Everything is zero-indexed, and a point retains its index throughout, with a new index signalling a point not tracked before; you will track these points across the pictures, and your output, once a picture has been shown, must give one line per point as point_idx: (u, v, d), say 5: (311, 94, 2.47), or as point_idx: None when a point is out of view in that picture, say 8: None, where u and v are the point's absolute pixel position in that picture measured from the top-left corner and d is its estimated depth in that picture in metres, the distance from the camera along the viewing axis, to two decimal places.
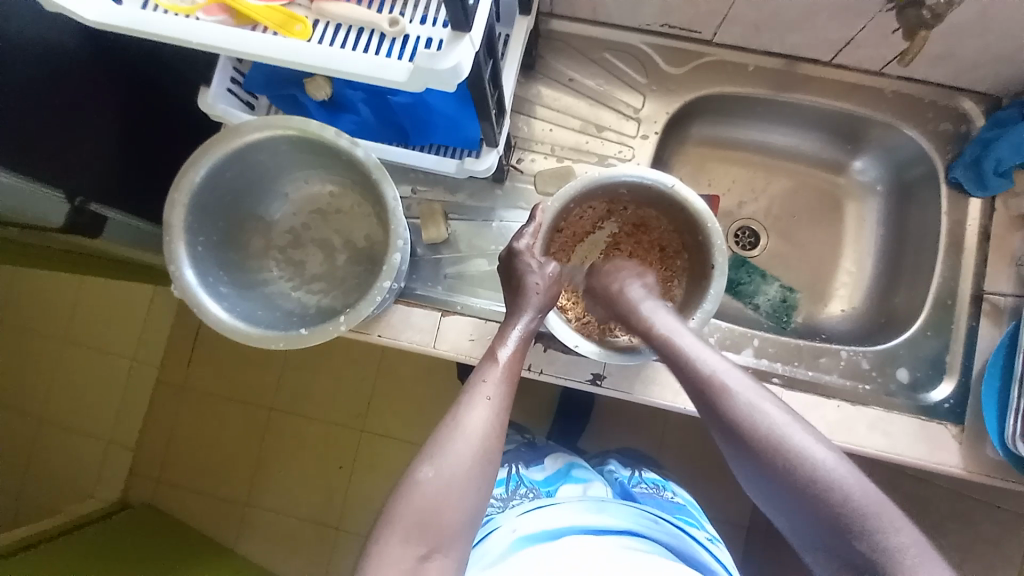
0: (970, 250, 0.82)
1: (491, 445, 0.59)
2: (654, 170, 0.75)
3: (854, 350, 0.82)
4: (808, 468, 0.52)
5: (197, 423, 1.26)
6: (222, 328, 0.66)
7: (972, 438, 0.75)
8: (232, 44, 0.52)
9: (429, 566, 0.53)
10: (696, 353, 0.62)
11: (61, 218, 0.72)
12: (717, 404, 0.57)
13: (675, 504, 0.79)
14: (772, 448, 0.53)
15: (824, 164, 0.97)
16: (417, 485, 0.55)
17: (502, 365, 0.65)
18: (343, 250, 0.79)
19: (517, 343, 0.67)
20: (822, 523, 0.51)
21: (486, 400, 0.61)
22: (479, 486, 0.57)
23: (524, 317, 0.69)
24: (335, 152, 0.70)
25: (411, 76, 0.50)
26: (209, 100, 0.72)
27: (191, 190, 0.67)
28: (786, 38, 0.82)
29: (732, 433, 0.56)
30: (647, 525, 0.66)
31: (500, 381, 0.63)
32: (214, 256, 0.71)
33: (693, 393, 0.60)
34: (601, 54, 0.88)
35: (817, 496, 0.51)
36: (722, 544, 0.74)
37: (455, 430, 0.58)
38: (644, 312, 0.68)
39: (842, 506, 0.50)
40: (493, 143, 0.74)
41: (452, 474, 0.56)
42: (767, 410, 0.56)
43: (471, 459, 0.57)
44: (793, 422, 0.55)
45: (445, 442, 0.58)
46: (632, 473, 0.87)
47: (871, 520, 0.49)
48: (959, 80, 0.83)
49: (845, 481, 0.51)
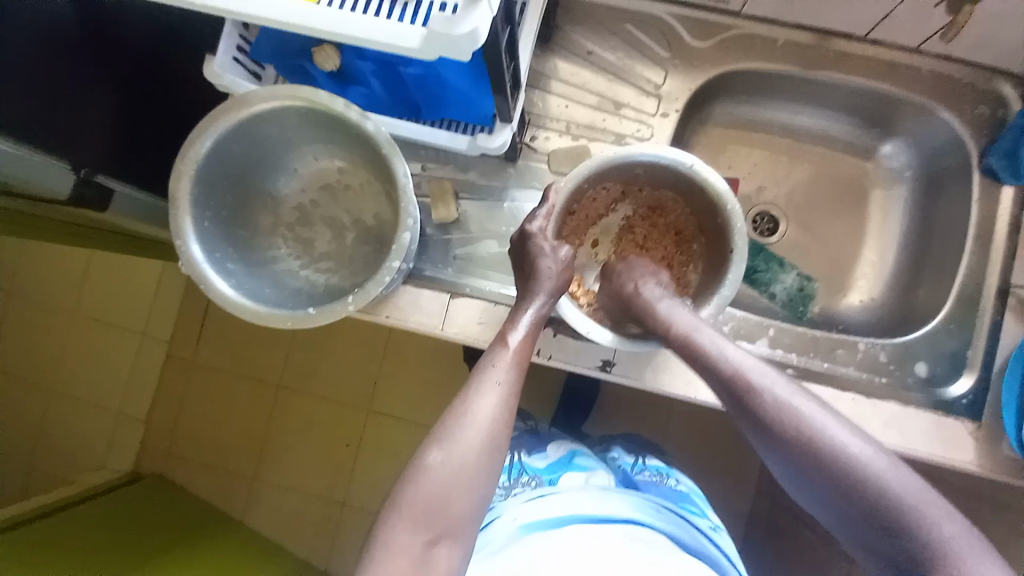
0: (1000, 242, 0.78)
1: (501, 432, 0.58)
2: (673, 149, 0.71)
3: (872, 342, 0.80)
4: (846, 459, 0.49)
5: (207, 398, 1.27)
6: (228, 305, 0.65)
7: (988, 435, 0.73)
8: (236, 6, 0.50)
9: (437, 553, 0.52)
10: (716, 351, 0.61)
11: (65, 190, 0.70)
12: (740, 401, 0.56)
13: (678, 493, 0.78)
14: (801, 443, 0.52)
15: (850, 149, 0.93)
16: (425, 471, 0.54)
17: (513, 350, 0.63)
18: (351, 229, 0.77)
19: (529, 328, 0.66)
20: (865, 520, 0.48)
21: (497, 386, 0.60)
22: (487, 473, 0.56)
23: (536, 301, 0.67)
24: (344, 125, 0.67)
25: (425, 43, 0.47)
26: (214, 69, 0.69)
27: (195, 161, 0.64)
28: (819, 11, 0.77)
29: (757, 430, 0.55)
30: (651, 515, 0.64)
31: (511, 366, 0.62)
32: (220, 231, 0.69)
33: (719, 387, 0.59)
34: (622, 26, 0.84)
35: (854, 491, 0.49)
36: (724, 532, 0.73)
37: (464, 416, 0.57)
38: (662, 310, 0.67)
39: (887, 502, 0.47)
40: (506, 119, 0.71)
41: (461, 461, 0.55)
42: (799, 402, 0.54)
43: (481, 446, 0.56)
44: (827, 412, 0.53)
45: (454, 429, 0.56)
46: (635, 460, 0.87)
47: (922, 514, 0.46)
48: (1000, 61, 0.78)
49: (888, 472, 0.48)
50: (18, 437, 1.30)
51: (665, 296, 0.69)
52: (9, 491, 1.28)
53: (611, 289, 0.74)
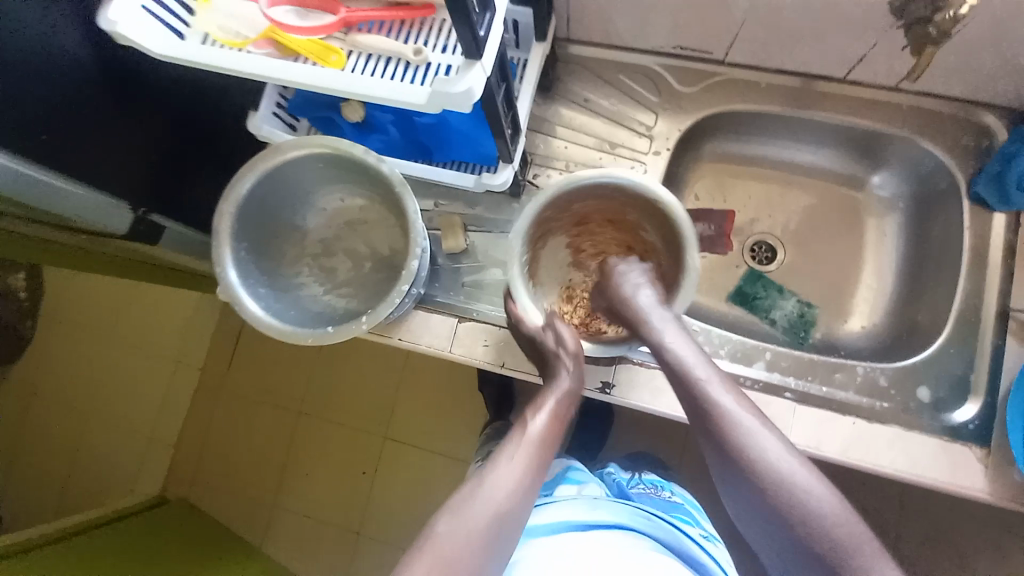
0: (995, 266, 0.79)
1: (514, 508, 0.57)
2: (574, 172, 0.76)
3: (870, 366, 0.79)
4: (802, 503, 0.54)
5: (234, 422, 1.35)
6: (258, 324, 0.72)
7: (998, 462, 0.72)
8: (275, 73, 0.60)
9: None
10: (705, 380, 0.63)
11: (123, 226, 0.81)
12: (721, 434, 0.59)
13: (671, 503, 0.79)
14: (767, 481, 0.55)
15: (843, 180, 0.96)
16: (431, 540, 0.55)
17: (532, 437, 0.63)
18: (369, 258, 0.84)
19: (555, 404, 0.66)
20: (814, 558, 0.53)
21: (512, 459, 0.60)
22: (496, 552, 0.55)
23: (564, 377, 0.69)
24: (363, 168, 0.75)
25: (429, 100, 0.55)
26: (257, 121, 0.82)
27: (236, 201, 0.73)
28: (795, 56, 0.84)
29: (728, 458, 0.58)
30: (643, 522, 0.66)
31: (531, 450, 0.61)
32: (253, 261, 0.76)
33: (695, 414, 0.62)
34: (615, 76, 0.93)
35: (801, 524, 0.53)
36: (718, 543, 0.74)
37: (477, 488, 0.58)
38: (654, 327, 0.68)
39: (830, 541, 0.52)
40: (507, 158, 0.79)
41: (466, 534, 0.55)
42: (767, 443, 0.57)
43: (490, 521, 0.56)
44: (790, 457, 0.57)
45: (463, 502, 0.57)
46: (631, 476, 0.89)
47: (865, 558, 0.51)
48: (979, 94, 0.82)
49: (836, 518, 0.53)
50: (57, 459, 1.38)
51: (655, 307, 0.70)
52: (48, 508, 1.37)
53: (606, 287, 0.75)
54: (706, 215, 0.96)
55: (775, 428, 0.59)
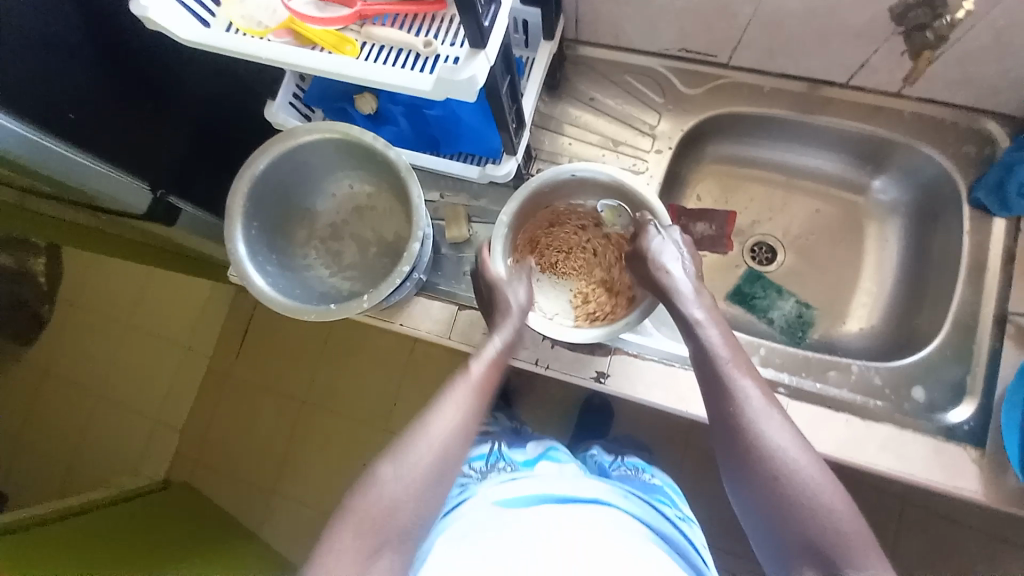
0: (993, 271, 0.79)
1: (452, 449, 0.63)
2: (537, 173, 0.82)
3: (865, 365, 0.80)
4: (805, 491, 0.54)
5: (240, 407, 1.38)
6: (264, 299, 0.74)
7: (992, 465, 0.71)
8: (292, 59, 0.64)
9: (378, 562, 0.56)
10: (726, 359, 0.64)
11: (144, 203, 0.86)
12: (736, 412, 0.59)
13: (651, 484, 0.80)
14: (774, 465, 0.56)
15: (845, 185, 0.97)
16: (373, 484, 0.60)
17: (473, 377, 0.69)
18: (375, 244, 0.86)
19: (494, 355, 0.72)
20: (810, 550, 0.52)
21: (453, 402, 0.66)
22: (436, 489, 0.61)
23: (504, 330, 0.74)
24: (374, 155, 0.78)
25: (435, 87, 0.58)
26: (273, 110, 0.85)
27: (251, 180, 0.76)
28: (797, 61, 0.86)
29: (738, 437, 0.58)
30: (617, 497, 0.67)
31: (470, 391, 0.68)
32: (264, 240, 0.79)
33: (710, 391, 0.63)
34: (622, 77, 0.95)
35: (803, 513, 0.53)
36: (694, 524, 0.76)
37: (418, 432, 0.64)
38: (683, 304, 0.70)
39: (828, 533, 0.52)
40: (511, 151, 0.81)
41: (406, 475, 0.60)
42: (778, 429, 0.58)
43: (429, 462, 0.62)
44: (799, 446, 0.57)
45: (408, 445, 0.63)
46: (614, 459, 0.90)
47: (861, 555, 0.51)
48: (982, 101, 0.82)
49: (837, 511, 0.53)
50: (51, 445, 1.36)
51: (692, 285, 0.72)
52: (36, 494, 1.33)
53: (637, 254, 0.76)
54: (708, 216, 0.98)
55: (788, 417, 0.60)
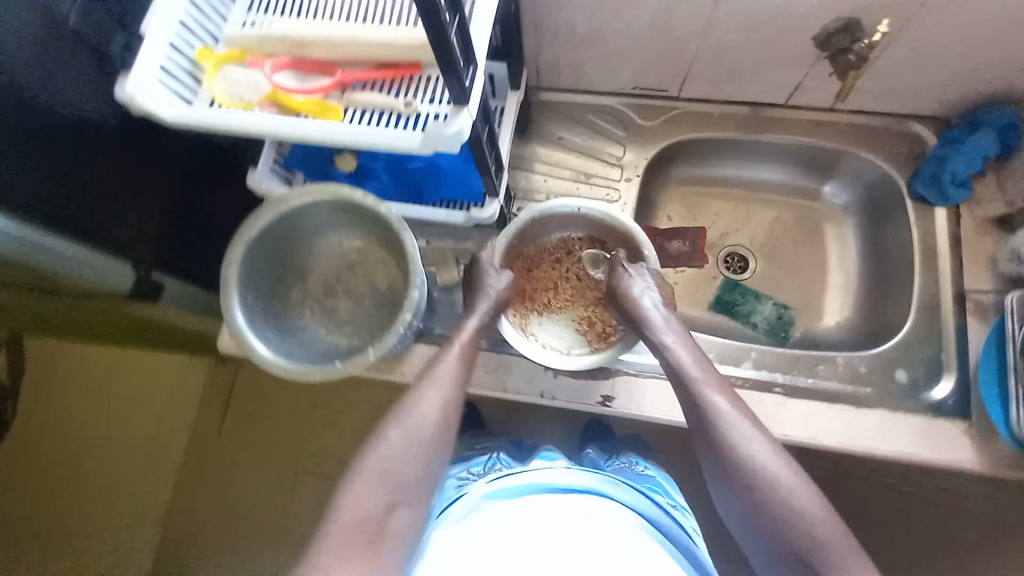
0: (944, 255, 0.87)
1: (447, 417, 0.71)
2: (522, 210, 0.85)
3: (849, 356, 0.84)
4: (781, 498, 0.59)
5: (230, 483, 1.31)
6: (267, 365, 0.74)
7: (980, 432, 0.76)
8: (280, 128, 0.67)
9: (394, 516, 0.63)
10: (698, 377, 0.70)
11: (125, 283, 0.83)
12: (710, 428, 0.65)
13: (644, 475, 0.85)
14: (749, 475, 0.61)
15: (799, 192, 1.05)
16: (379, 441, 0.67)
17: (458, 344, 0.77)
18: (369, 296, 0.87)
19: (472, 334, 0.78)
20: (791, 557, 0.57)
21: (443, 373, 0.73)
22: (436, 448, 0.69)
23: (474, 317, 0.79)
24: (364, 211, 0.80)
25: (423, 143, 0.62)
26: (256, 177, 0.88)
27: (244, 248, 0.77)
28: (741, 87, 0.96)
29: (715, 450, 0.64)
30: (615, 487, 0.70)
31: (456, 358, 0.76)
32: (260, 306, 0.79)
33: (689, 409, 0.69)
34: (585, 116, 1.03)
35: (782, 521, 0.58)
36: (685, 511, 0.79)
37: (412, 401, 0.70)
38: (656, 329, 0.75)
39: (805, 539, 0.57)
40: (494, 193, 0.86)
41: (409, 435, 0.67)
42: (751, 439, 0.63)
43: (428, 423, 0.69)
44: (773, 454, 0.62)
45: (404, 409, 0.69)
46: (609, 457, 0.97)
47: (840, 559, 0.55)
48: (904, 108, 0.93)
49: (814, 518, 0.57)
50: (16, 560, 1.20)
51: (660, 310, 0.77)
52: None
53: (614, 286, 0.82)
54: (681, 233, 1.03)
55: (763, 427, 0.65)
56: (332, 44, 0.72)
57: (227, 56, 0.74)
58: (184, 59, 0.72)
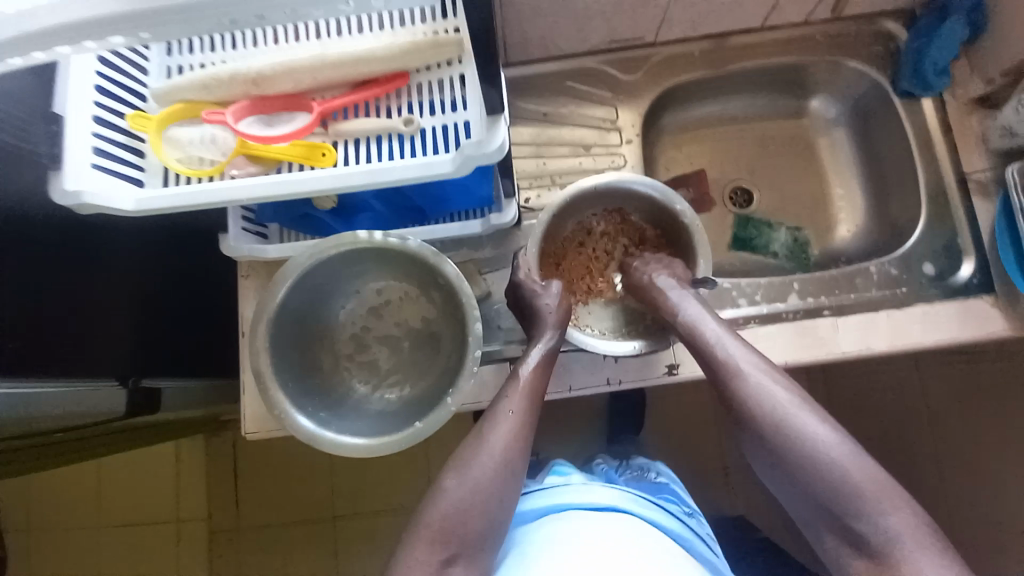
0: (939, 143, 0.90)
1: (513, 458, 0.68)
2: (542, 211, 0.80)
3: (881, 262, 0.88)
4: (815, 450, 0.62)
5: (268, 558, 1.22)
6: (338, 451, 0.67)
7: (1007, 302, 0.82)
8: (281, 189, 0.57)
9: (452, 569, 0.62)
10: (722, 344, 0.71)
11: (121, 406, 0.76)
12: (738, 392, 0.67)
13: (656, 484, 0.83)
14: (783, 432, 0.64)
15: (784, 112, 1.05)
16: (442, 492, 0.65)
17: (524, 379, 0.73)
18: (405, 337, 0.79)
19: (540, 360, 0.75)
20: (827, 508, 0.61)
21: (511, 413, 0.70)
22: (505, 487, 0.66)
23: (546, 336, 0.76)
24: (383, 251, 0.71)
25: (457, 164, 0.54)
26: (230, 244, 0.77)
27: (264, 331, 0.67)
28: (716, 20, 0.91)
29: (746, 414, 0.67)
30: (630, 502, 0.69)
31: (521, 396, 0.72)
32: (301, 387, 0.71)
33: (713, 377, 0.71)
34: (564, 84, 0.95)
35: (820, 474, 0.61)
36: (698, 516, 0.79)
37: (480, 445, 0.68)
38: (675, 304, 0.76)
39: (841, 489, 0.60)
40: (508, 194, 0.79)
41: (475, 482, 0.65)
42: (780, 398, 0.66)
43: (495, 467, 0.67)
44: (803, 408, 0.65)
45: (469, 456, 0.67)
46: (618, 464, 0.94)
47: (876, 505, 0.58)
48: (875, 6, 0.92)
49: (848, 468, 0.60)
50: None
51: (679, 291, 0.77)
52: None
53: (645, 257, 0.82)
54: (682, 182, 1.05)
55: (791, 385, 0.67)
56: (295, 74, 0.60)
57: (168, 114, 0.61)
58: (118, 133, 0.59)
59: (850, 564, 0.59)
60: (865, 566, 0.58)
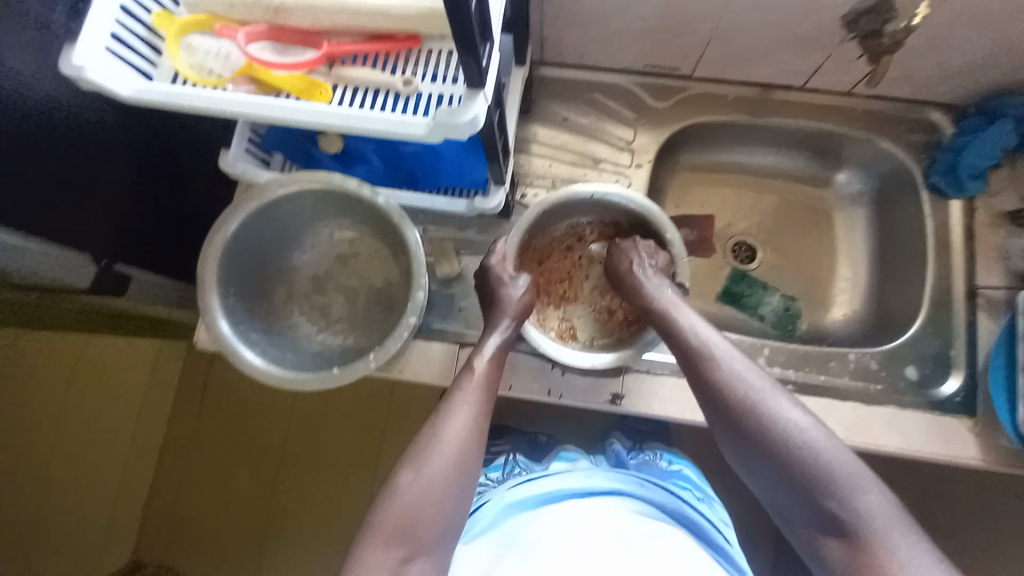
0: (957, 249, 0.85)
1: (468, 451, 0.65)
2: (531, 202, 0.80)
3: (861, 352, 0.83)
4: (791, 431, 0.58)
5: (206, 473, 1.18)
6: (255, 374, 0.68)
7: (985, 430, 0.77)
8: (264, 110, 0.58)
9: (409, 568, 0.58)
10: (694, 328, 0.69)
11: (85, 282, 0.79)
12: (711, 374, 0.64)
13: (668, 471, 0.82)
14: (755, 412, 0.60)
15: (808, 179, 1.01)
16: (397, 490, 0.62)
17: (478, 370, 0.72)
18: (363, 292, 0.79)
19: (494, 351, 0.74)
20: (804, 489, 0.56)
21: (463, 406, 0.69)
22: (459, 487, 0.63)
23: (501, 325, 0.75)
24: (355, 200, 0.73)
25: (430, 130, 0.55)
26: (229, 160, 0.77)
27: (222, 244, 0.70)
28: (756, 68, 0.90)
29: (718, 397, 0.63)
30: (634, 487, 0.71)
31: (477, 388, 0.71)
32: (243, 305, 0.73)
33: (683, 359, 0.68)
34: (591, 95, 0.95)
35: (795, 455, 0.57)
36: (713, 503, 0.79)
37: (435, 440, 0.65)
38: (647, 290, 0.75)
39: (819, 470, 0.56)
40: (500, 181, 0.78)
41: (430, 482, 0.62)
42: (754, 379, 0.63)
43: (450, 466, 0.64)
44: (777, 392, 0.62)
45: (425, 454, 0.64)
46: (630, 448, 0.91)
47: (856, 485, 0.54)
48: (923, 94, 0.89)
49: (828, 451, 0.57)
50: None
51: (653, 277, 0.76)
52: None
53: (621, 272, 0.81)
54: (686, 222, 1.03)
55: (763, 369, 0.65)
56: (313, 14, 0.62)
57: (191, 22, 0.64)
58: (139, 26, 0.62)
59: (828, 550, 0.55)
60: (841, 550, 0.54)
